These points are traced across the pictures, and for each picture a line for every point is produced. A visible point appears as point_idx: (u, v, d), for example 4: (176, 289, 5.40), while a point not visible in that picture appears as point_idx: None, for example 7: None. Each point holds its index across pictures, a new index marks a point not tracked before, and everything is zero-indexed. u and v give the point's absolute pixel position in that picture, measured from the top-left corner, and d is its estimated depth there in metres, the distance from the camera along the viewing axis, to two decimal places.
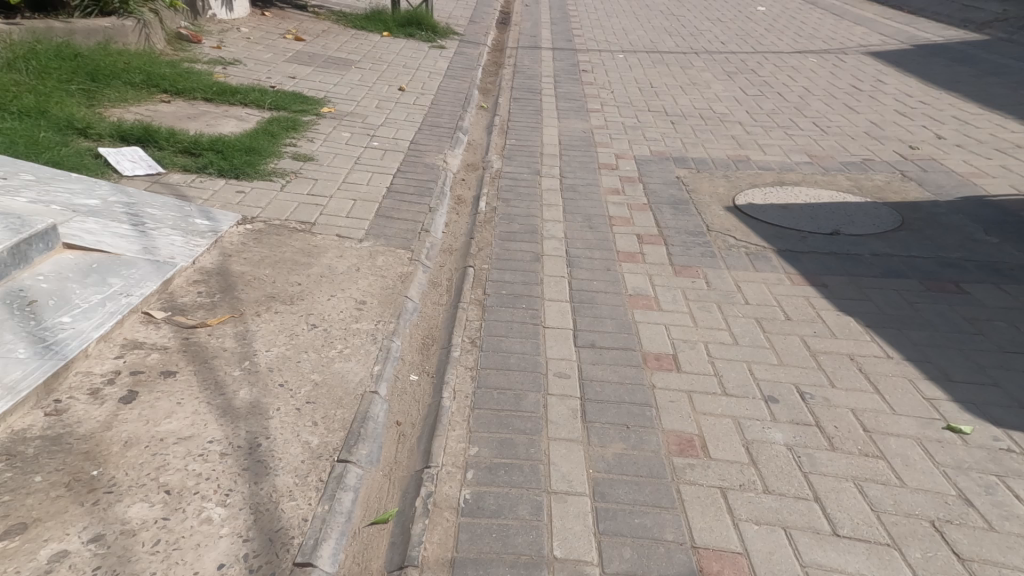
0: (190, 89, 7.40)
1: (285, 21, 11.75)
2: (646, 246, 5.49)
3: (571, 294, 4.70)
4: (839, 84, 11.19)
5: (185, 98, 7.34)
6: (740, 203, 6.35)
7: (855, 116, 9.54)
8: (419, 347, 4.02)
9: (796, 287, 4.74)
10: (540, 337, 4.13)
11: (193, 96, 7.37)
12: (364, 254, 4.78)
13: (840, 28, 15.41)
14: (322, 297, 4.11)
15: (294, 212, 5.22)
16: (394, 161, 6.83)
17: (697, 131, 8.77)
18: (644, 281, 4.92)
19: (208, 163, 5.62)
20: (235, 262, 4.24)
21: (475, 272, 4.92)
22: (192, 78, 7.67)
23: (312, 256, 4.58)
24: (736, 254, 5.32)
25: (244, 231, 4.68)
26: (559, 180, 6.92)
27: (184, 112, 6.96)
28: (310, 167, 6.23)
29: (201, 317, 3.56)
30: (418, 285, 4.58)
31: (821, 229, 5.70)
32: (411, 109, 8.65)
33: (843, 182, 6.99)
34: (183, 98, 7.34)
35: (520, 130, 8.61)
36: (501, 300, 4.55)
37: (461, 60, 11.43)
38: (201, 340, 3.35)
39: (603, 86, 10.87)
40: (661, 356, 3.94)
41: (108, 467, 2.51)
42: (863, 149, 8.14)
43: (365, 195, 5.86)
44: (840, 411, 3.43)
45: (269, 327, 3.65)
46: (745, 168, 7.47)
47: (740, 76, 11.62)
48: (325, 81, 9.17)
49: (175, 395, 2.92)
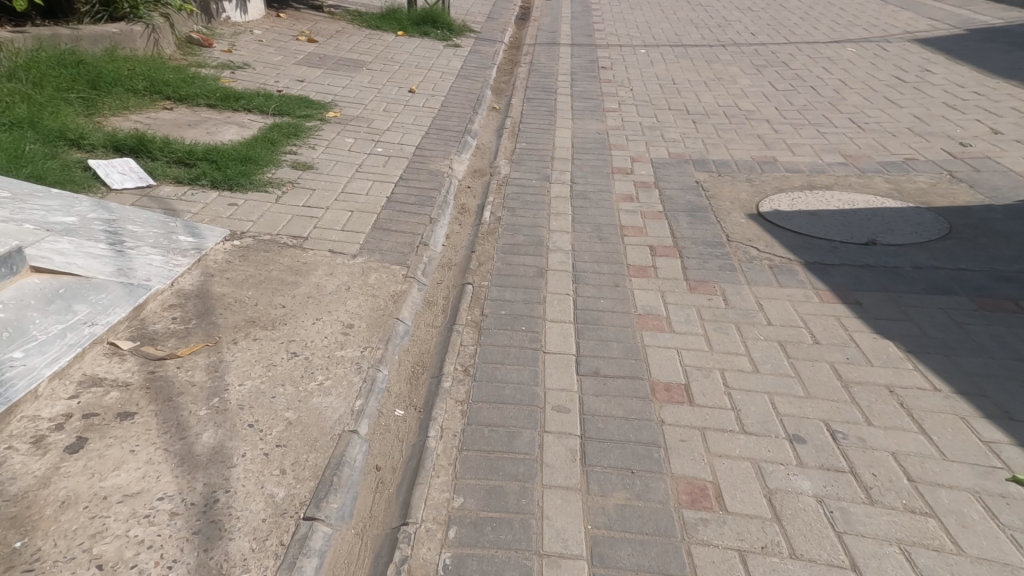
0: (193, 95, 7.23)
1: (298, 22, 11.57)
2: (659, 258, 5.11)
3: (576, 313, 4.36)
4: (879, 75, 10.55)
5: (188, 105, 7.17)
6: (763, 209, 5.91)
7: (896, 110, 8.94)
8: (408, 377, 3.76)
9: (826, 305, 4.31)
10: (540, 364, 3.81)
11: (196, 102, 7.21)
12: (355, 272, 4.55)
13: (881, 15, 14.64)
14: (307, 321, 3.87)
15: (286, 226, 4.99)
16: (397, 167, 6.57)
17: (720, 131, 8.31)
18: (656, 298, 4.55)
19: (201, 174, 5.41)
20: (216, 283, 4.02)
21: (474, 290, 4.64)
22: (196, 84, 7.51)
23: (300, 275, 4.36)
24: (758, 268, 4.90)
25: (230, 248, 4.47)
26: (570, 187, 6.57)
27: (185, 120, 6.79)
28: (308, 176, 5.99)
29: (173, 346, 3.37)
30: (411, 306, 4.33)
31: (853, 238, 5.24)
32: (420, 112, 8.37)
33: (881, 185, 6.47)
34: (187, 104, 7.18)
35: (533, 132, 8.26)
36: (499, 322, 4.25)
37: (475, 58, 11.11)
38: (168, 374, 3.16)
39: (622, 84, 10.44)
40: (671, 385, 3.57)
41: (33, 537, 2.32)
42: (903, 147, 7.58)
43: (363, 205, 5.61)
44: (878, 454, 3.01)
45: (245, 357, 3.42)
46: (771, 170, 7.00)
47: (769, 69, 11.06)
48: (334, 83, 8.94)
49: (128, 443, 2.74)
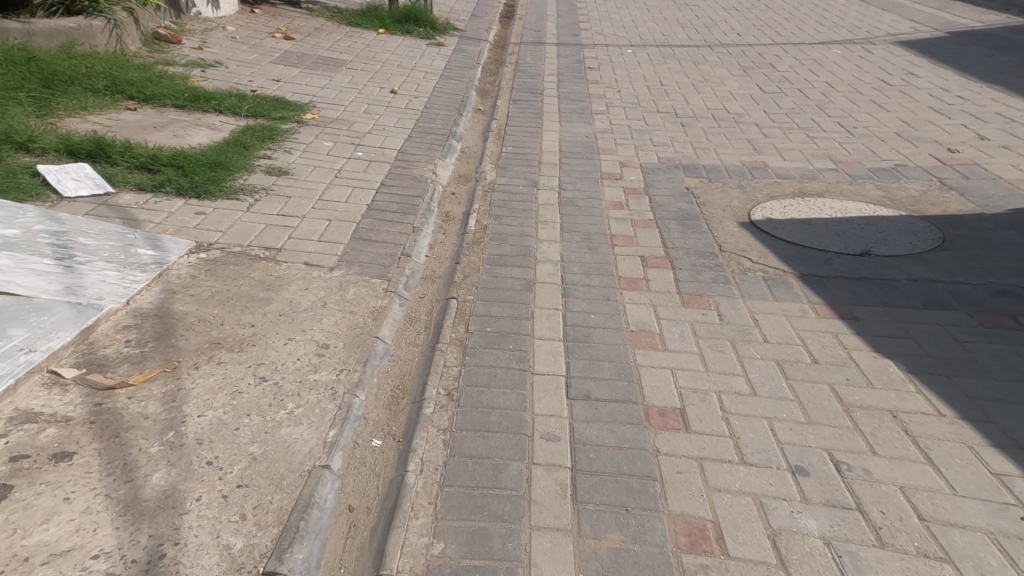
0: (159, 95, 6.91)
1: (275, 18, 11.22)
2: (651, 270, 4.93)
3: (565, 331, 4.17)
4: (865, 78, 10.49)
5: (154, 105, 6.85)
6: (756, 217, 5.76)
7: (885, 114, 8.88)
8: (387, 401, 3.52)
9: (823, 320, 4.14)
10: (527, 387, 3.61)
11: (163, 103, 6.88)
12: (332, 286, 4.32)
13: (866, 16, 14.64)
14: (278, 341, 3.63)
15: (258, 237, 4.73)
16: (378, 173, 6.32)
17: (709, 135, 8.16)
18: (648, 313, 4.37)
19: (166, 181, 5.12)
20: (179, 300, 3.75)
21: (458, 305, 4.44)
22: (163, 83, 7.17)
23: (272, 290, 4.11)
24: (752, 280, 4.73)
25: (195, 261, 4.19)
26: (557, 193, 6.37)
27: (151, 121, 6.47)
28: (284, 181, 5.72)
29: (124, 374, 3.12)
30: (391, 324, 4.11)
31: (847, 248, 5.09)
32: (402, 114, 8.11)
33: (873, 192, 6.36)
34: (152, 105, 6.85)
35: (519, 135, 8.05)
36: (483, 340, 4.05)
37: (459, 58, 10.86)
38: (117, 406, 2.93)
39: (609, 85, 10.27)
40: (666, 409, 3.38)
41: None
42: (893, 153, 7.48)
43: (341, 214, 5.35)
44: (886, 489, 2.83)
45: (207, 384, 3.17)
46: (761, 176, 6.85)
47: (756, 71, 10.95)
48: (312, 83, 8.64)
49: (62, 490, 2.53)
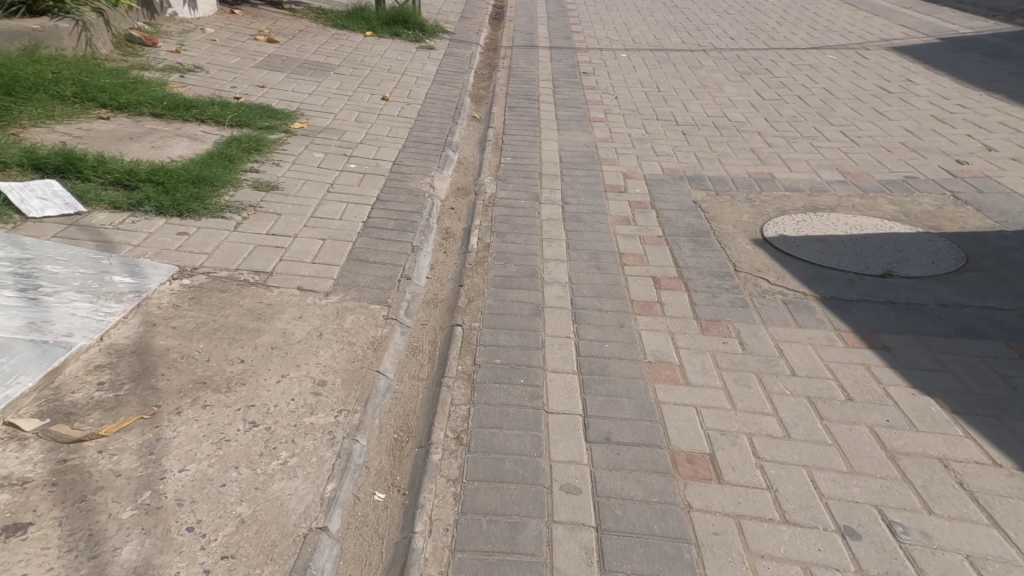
0: (135, 103, 6.56)
1: (258, 20, 10.84)
2: (664, 292, 4.69)
3: (580, 363, 3.92)
4: (863, 85, 10.34)
5: (129, 113, 6.51)
6: (769, 233, 5.52)
7: (887, 123, 8.73)
8: (390, 445, 3.21)
9: (852, 350, 3.91)
10: (543, 429, 3.34)
11: (139, 111, 6.54)
12: (329, 314, 4.02)
13: (858, 20, 14.56)
14: (270, 379, 3.31)
15: (247, 259, 4.41)
16: (373, 186, 6.02)
17: (711, 144, 7.94)
18: (665, 342, 4.14)
19: (144, 199, 4.79)
20: (159, 334, 3.41)
21: (464, 333, 4.16)
22: (139, 90, 6.81)
23: (263, 319, 3.79)
24: (772, 303, 4.49)
25: (178, 289, 3.86)
26: (561, 207, 6.10)
27: (126, 131, 6.11)
28: (273, 197, 5.40)
29: (94, 424, 2.78)
30: (392, 356, 3.82)
31: (868, 268, 4.87)
32: (394, 123, 7.80)
33: (886, 206, 6.17)
34: (126, 113, 6.50)
35: (516, 144, 7.77)
36: (493, 374, 3.77)
37: (451, 62, 10.56)
38: (84, 464, 2.60)
39: (605, 91, 10.03)
40: (694, 455, 3.17)
41: None
42: (901, 164, 7.30)
43: (336, 232, 5.05)
44: (948, 558, 2.63)
45: (189, 432, 2.84)
46: (770, 188, 6.63)
47: (753, 76, 10.77)
48: (298, 90, 8.30)
49: (14, 571, 2.20)
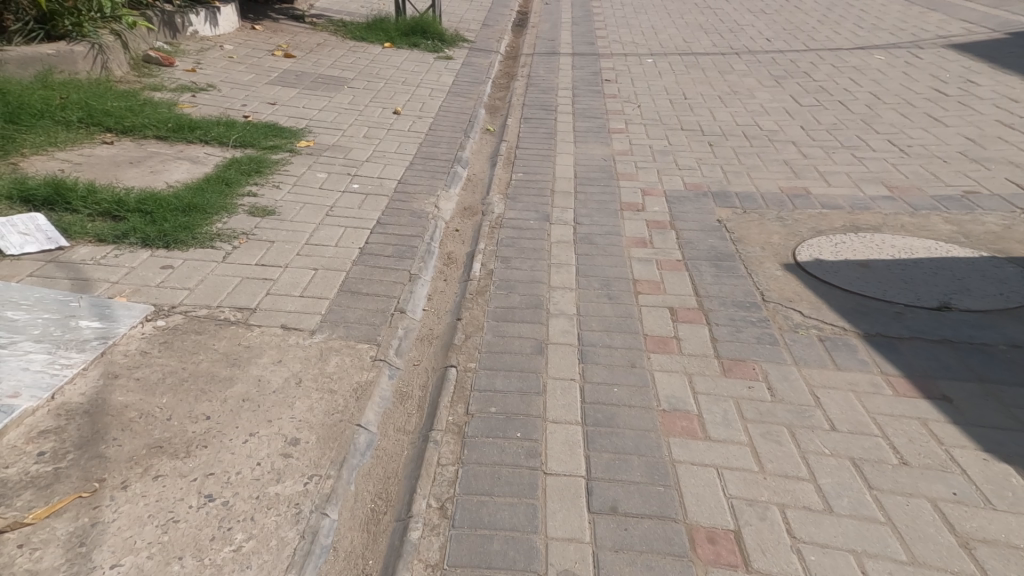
0: (140, 126, 6.40)
1: (276, 35, 10.71)
2: (682, 326, 4.27)
3: (584, 411, 3.50)
4: (915, 87, 9.63)
5: (133, 137, 6.35)
6: (803, 257, 5.09)
7: (944, 129, 8.06)
8: (365, 519, 2.88)
9: (904, 399, 3.51)
10: (540, 496, 2.93)
11: (143, 134, 6.38)
12: (311, 356, 3.68)
13: (910, 17, 13.69)
14: (236, 439, 3.01)
15: (231, 293, 4.12)
16: (375, 209, 5.70)
17: (740, 155, 7.42)
18: (682, 386, 3.70)
19: (131, 230, 4.56)
20: (118, 390, 3.19)
21: (458, 375, 3.78)
22: (145, 112, 6.66)
23: (238, 365, 3.49)
24: (805, 340, 4.11)
25: (149, 333, 3.62)
26: (573, 228, 5.69)
27: (127, 156, 5.95)
28: (269, 222, 5.12)
29: (21, 509, 2.55)
30: (376, 406, 3.47)
31: (920, 300, 4.49)
32: (403, 138, 7.49)
33: (943, 227, 5.65)
34: (131, 137, 6.35)
35: (530, 159, 7.39)
36: (486, 426, 3.37)
37: (468, 73, 10.25)
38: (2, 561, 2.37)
39: (628, 99, 9.57)
40: (715, 532, 2.74)
41: None
42: (959, 178, 6.72)
43: (330, 261, 4.73)
44: None
45: (131, 514, 2.59)
46: (804, 205, 6.11)
47: (789, 80, 10.17)
48: (309, 106, 8.08)
49: None
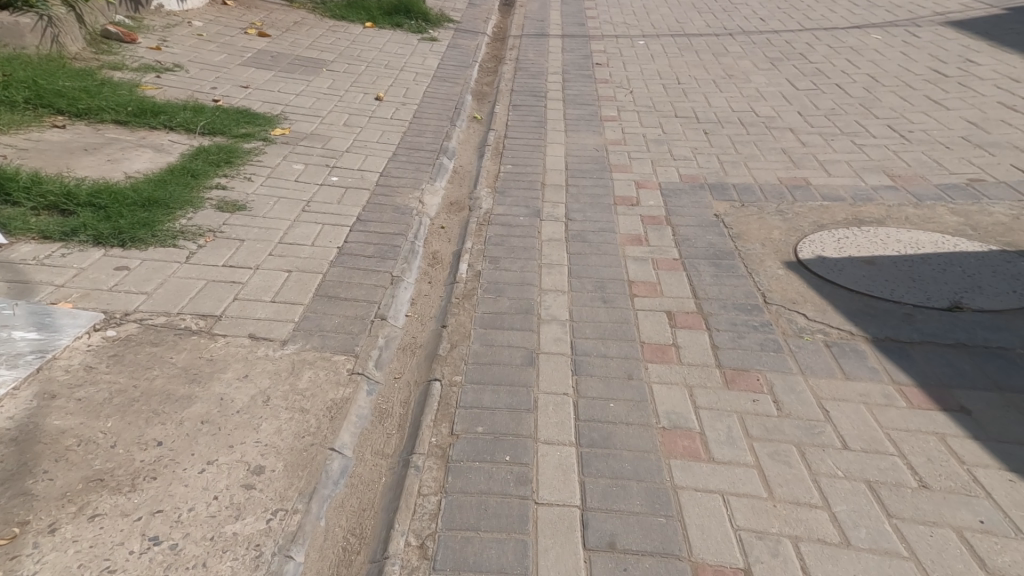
0: (96, 110, 5.98)
1: (250, 12, 10.21)
2: (681, 332, 4.02)
3: (579, 430, 3.24)
4: (914, 68, 9.36)
5: (88, 121, 5.94)
6: (806, 255, 4.83)
7: (945, 113, 7.82)
8: (336, 560, 2.64)
9: (921, 413, 3.28)
10: (530, 531, 2.69)
11: (99, 118, 5.97)
12: (281, 371, 3.38)
13: None
14: (189, 470, 2.74)
15: (193, 299, 3.79)
16: (356, 204, 5.36)
17: (737, 143, 7.14)
18: (682, 400, 3.45)
19: (81, 226, 4.21)
20: (54, 413, 2.89)
21: (442, 389, 3.51)
22: (103, 94, 6.23)
23: (198, 382, 3.18)
24: (812, 346, 3.86)
25: (95, 346, 3.31)
26: (565, 225, 5.40)
27: (82, 142, 5.54)
28: (239, 219, 4.77)
29: None
30: (352, 427, 3.19)
31: (930, 300, 4.26)
32: (386, 127, 7.12)
33: (950, 219, 5.42)
34: (86, 120, 5.94)
35: (519, 149, 7.06)
36: (472, 449, 3.10)
37: (455, 56, 9.85)
38: None
39: (620, 84, 9.24)
40: (722, 571, 2.51)
41: None
42: (964, 165, 6.48)
43: (305, 262, 4.41)
44: None
45: (61, 563, 2.32)
46: (805, 197, 5.85)
47: (785, 63, 9.86)
48: (284, 90, 7.66)
49: None
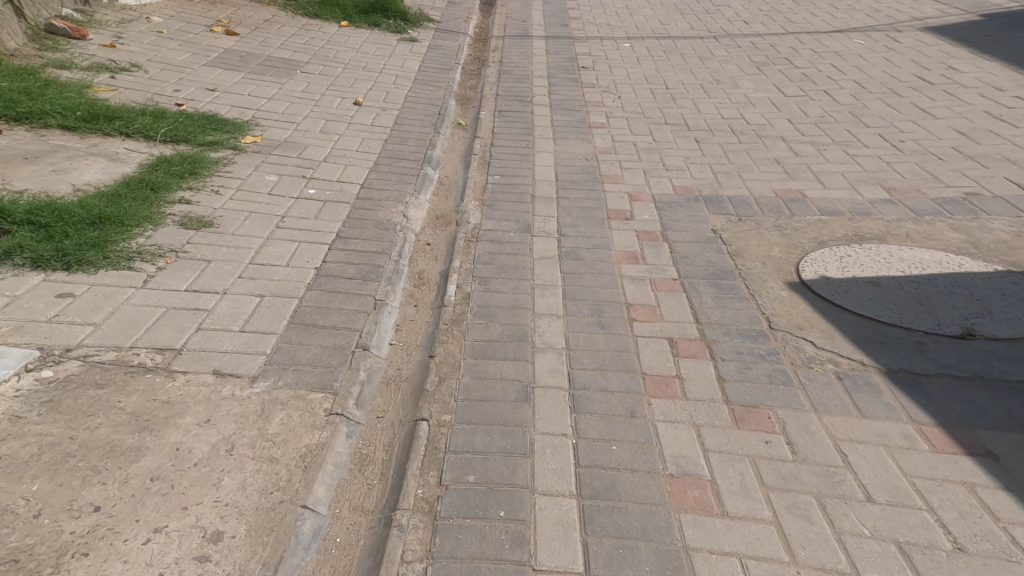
0: (39, 113, 5.54)
1: (218, 9, 9.76)
2: (684, 362, 3.75)
3: (580, 478, 2.95)
4: (900, 75, 9.26)
5: (30, 126, 5.48)
6: (810, 275, 4.59)
7: (934, 121, 7.70)
8: None
9: (944, 459, 3.07)
10: None
11: (44, 123, 5.52)
12: (249, 413, 3.02)
13: None
14: (130, 542, 2.38)
15: (148, 330, 3.42)
16: (335, 219, 5.01)
17: (729, 153, 6.92)
18: (691, 441, 3.18)
19: (17, 248, 3.81)
20: None
21: (429, 431, 3.19)
22: (47, 96, 5.78)
23: (149, 431, 2.82)
24: (824, 378, 3.62)
25: (23, 392, 2.93)
26: (556, 241, 5.11)
27: (24, 150, 5.09)
28: (204, 236, 4.40)
29: None
30: (327, 480, 2.86)
31: (942, 326, 4.05)
32: (365, 134, 6.77)
33: (951, 235, 5.24)
34: (27, 125, 5.49)
35: (505, 158, 6.76)
36: (463, 503, 2.80)
37: (436, 57, 9.51)
38: None
39: (606, 89, 8.99)
40: None
41: None
42: (958, 177, 6.33)
43: (279, 285, 4.05)
44: None
45: None
46: (803, 211, 5.63)
47: (771, 68, 9.70)
48: (256, 93, 7.26)
49: None
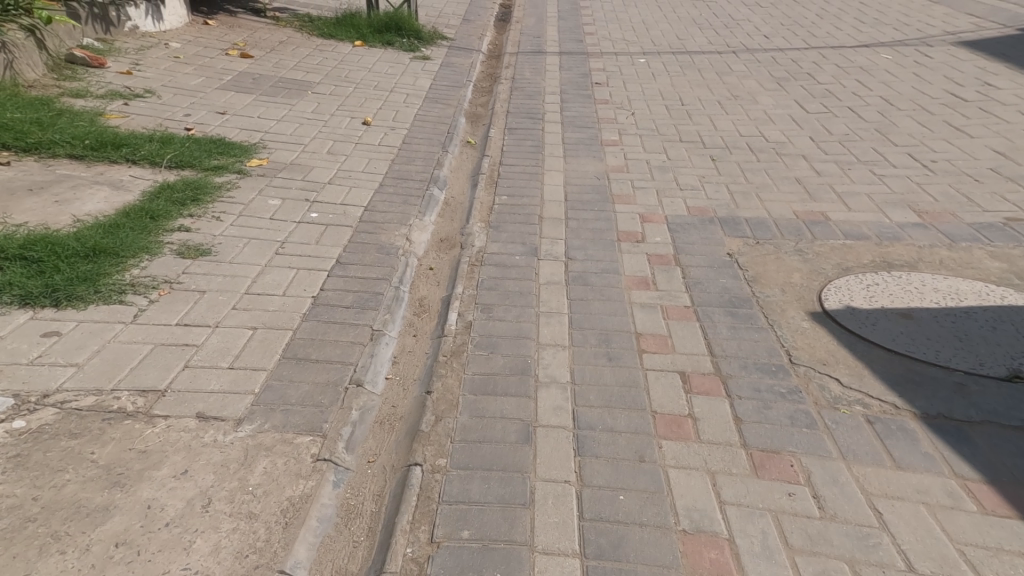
0: (48, 143, 5.51)
1: (233, 32, 9.82)
2: (698, 399, 3.49)
3: (584, 533, 2.71)
4: (930, 91, 8.95)
5: (38, 156, 5.45)
6: (835, 304, 4.31)
7: (968, 140, 7.39)
8: None
9: (993, 523, 2.79)
10: None
11: (52, 152, 5.49)
12: (230, 463, 2.85)
13: (917, 12, 13.02)
14: None
15: (131, 371, 3.27)
16: (336, 244, 4.86)
17: (748, 171, 6.68)
18: (706, 490, 2.92)
19: (9, 284, 3.72)
20: None
21: (422, 478, 2.97)
22: (57, 126, 5.77)
23: (120, 488, 2.66)
24: (853, 421, 3.34)
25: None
26: (564, 265, 4.90)
27: (28, 181, 5.05)
28: (200, 266, 4.27)
29: None
30: (308, 538, 2.66)
31: (983, 366, 3.75)
32: (371, 154, 6.65)
33: (989, 263, 4.93)
34: (36, 155, 5.46)
35: (515, 178, 6.59)
36: (455, 564, 2.57)
37: (448, 75, 9.43)
38: None
39: (620, 105, 8.81)
40: None
41: None
42: (996, 200, 6.01)
43: (273, 317, 3.90)
44: None
45: None
46: (826, 233, 5.36)
47: (792, 83, 9.45)
48: (265, 115, 7.21)
49: None
